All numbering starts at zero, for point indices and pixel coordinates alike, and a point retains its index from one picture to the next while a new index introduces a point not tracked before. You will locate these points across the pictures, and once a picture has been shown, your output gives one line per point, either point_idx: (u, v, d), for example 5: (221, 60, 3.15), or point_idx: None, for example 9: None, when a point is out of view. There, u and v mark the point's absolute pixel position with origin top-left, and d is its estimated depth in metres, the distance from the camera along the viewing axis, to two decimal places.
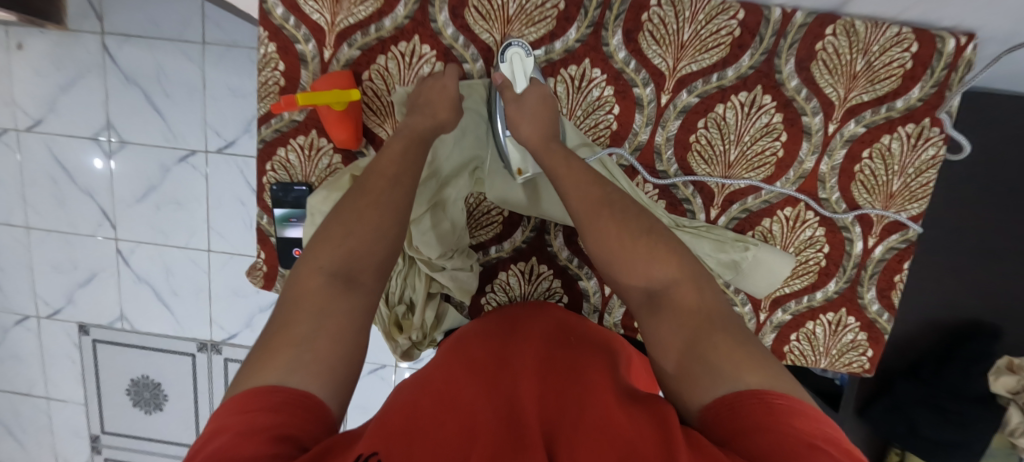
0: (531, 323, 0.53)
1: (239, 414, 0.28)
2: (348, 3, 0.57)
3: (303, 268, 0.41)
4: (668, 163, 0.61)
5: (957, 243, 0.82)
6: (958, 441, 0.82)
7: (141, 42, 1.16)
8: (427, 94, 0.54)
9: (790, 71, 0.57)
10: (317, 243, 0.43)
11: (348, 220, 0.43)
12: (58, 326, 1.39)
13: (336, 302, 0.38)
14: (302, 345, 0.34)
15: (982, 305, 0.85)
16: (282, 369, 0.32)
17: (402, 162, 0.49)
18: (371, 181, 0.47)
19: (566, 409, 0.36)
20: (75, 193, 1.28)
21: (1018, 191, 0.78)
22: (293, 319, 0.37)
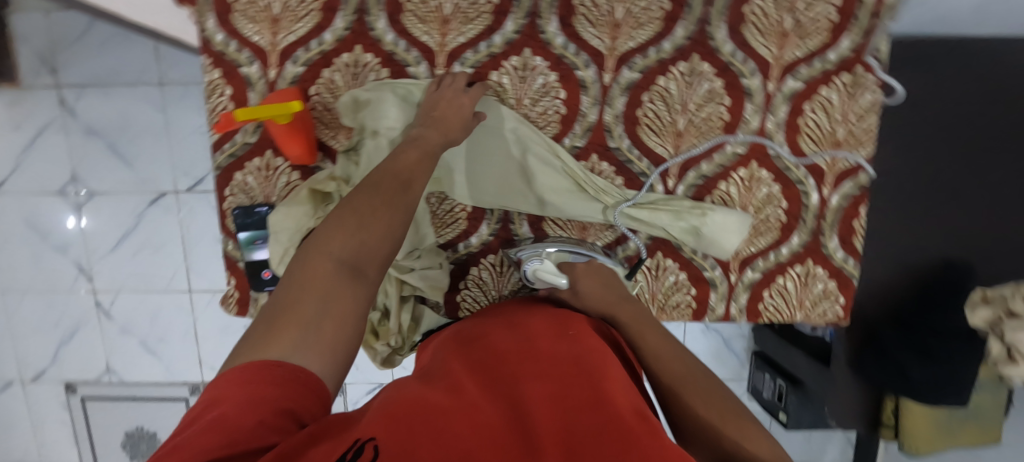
0: (531, 318, 0.52)
1: (240, 386, 0.28)
2: (288, 22, 0.59)
3: (311, 249, 0.39)
4: (620, 139, 0.62)
5: (920, 186, 0.83)
6: (947, 378, 0.84)
7: (97, 91, 1.15)
8: (442, 108, 0.54)
9: (723, 37, 0.59)
10: (327, 227, 0.41)
11: (360, 213, 0.41)
12: (46, 388, 1.35)
13: (347, 291, 0.37)
14: (308, 327, 0.34)
15: (957, 244, 0.85)
16: (287, 347, 0.32)
17: (415, 169, 0.48)
18: (382, 180, 0.45)
19: (574, 396, 0.36)
20: (48, 250, 1.25)
21: (966, 128, 0.81)
22: (299, 299, 0.36)
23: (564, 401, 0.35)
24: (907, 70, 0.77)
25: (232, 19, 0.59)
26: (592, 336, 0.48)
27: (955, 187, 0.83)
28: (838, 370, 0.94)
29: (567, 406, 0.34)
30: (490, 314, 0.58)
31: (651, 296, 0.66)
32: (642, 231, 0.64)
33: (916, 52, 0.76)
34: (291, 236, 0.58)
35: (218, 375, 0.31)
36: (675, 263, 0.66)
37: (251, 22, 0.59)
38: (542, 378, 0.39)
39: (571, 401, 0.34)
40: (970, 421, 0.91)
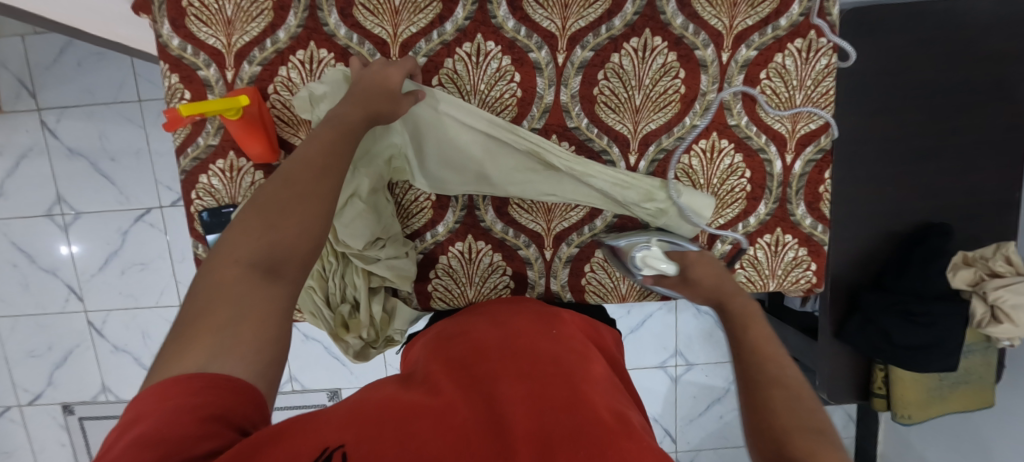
0: (514, 318, 0.53)
1: (160, 401, 0.25)
2: (241, 23, 0.59)
3: (218, 257, 0.35)
4: (578, 119, 0.62)
5: (891, 151, 0.83)
6: (934, 341, 0.80)
7: (77, 112, 1.16)
8: (368, 82, 0.51)
9: (673, 10, 0.59)
10: (232, 232, 0.36)
11: (268, 212, 0.37)
12: (43, 412, 1.34)
13: (261, 291, 0.33)
14: (224, 331, 0.30)
15: (929, 207, 0.86)
16: (204, 354, 0.28)
17: (332, 155, 0.43)
18: (296, 171, 0.40)
19: (550, 400, 0.35)
20: (38, 273, 1.25)
21: (932, 90, 0.81)
22: (208, 306, 0.31)
23: (542, 399, 0.35)
24: (867, 37, 0.78)
25: (186, 23, 0.59)
26: (572, 337, 0.50)
27: (925, 151, 0.83)
28: (825, 340, 0.94)
29: (547, 404, 0.34)
30: (472, 313, 0.59)
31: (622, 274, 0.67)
32: (609, 209, 0.64)
33: (875, 17, 0.76)
34: None
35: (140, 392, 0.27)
36: None
37: (205, 25, 0.59)
38: (520, 376, 0.39)
39: (552, 399, 0.35)
40: (961, 386, 0.90)
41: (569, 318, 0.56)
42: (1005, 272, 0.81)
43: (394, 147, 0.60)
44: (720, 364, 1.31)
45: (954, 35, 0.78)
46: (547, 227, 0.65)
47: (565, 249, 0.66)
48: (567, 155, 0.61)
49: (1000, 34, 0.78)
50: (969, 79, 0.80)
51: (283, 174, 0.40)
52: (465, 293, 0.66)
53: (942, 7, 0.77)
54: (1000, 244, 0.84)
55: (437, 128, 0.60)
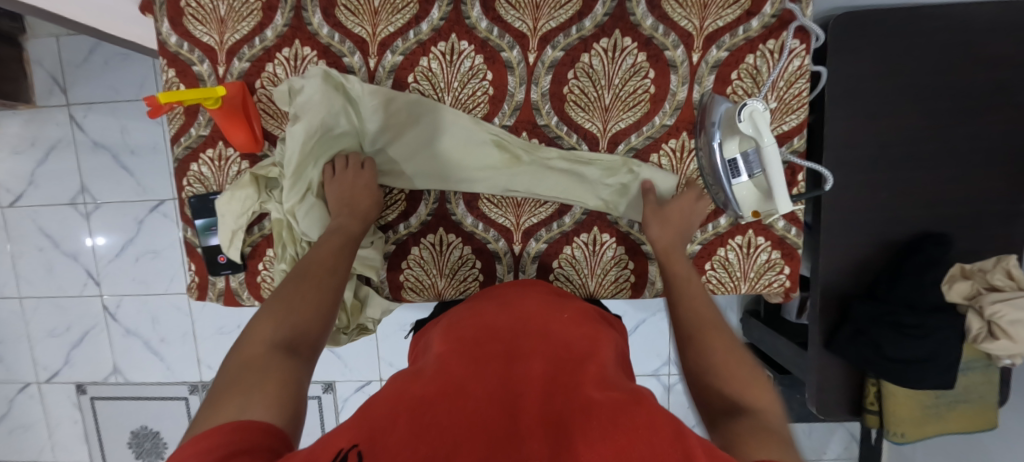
0: (523, 300, 0.53)
1: (196, 443, 0.26)
2: (233, 22, 0.63)
3: (246, 341, 0.40)
4: (548, 117, 0.64)
5: (887, 157, 0.80)
6: (926, 356, 0.77)
7: (103, 108, 1.24)
8: (347, 190, 0.60)
9: (643, 12, 0.60)
10: (257, 321, 0.42)
11: (289, 303, 0.45)
12: (58, 389, 1.41)
13: (284, 363, 0.37)
14: (251, 390, 0.32)
15: (929, 217, 0.82)
16: (239, 404, 0.30)
17: (339, 254, 0.54)
18: (310, 269, 0.50)
19: (565, 388, 0.34)
20: (60, 258, 1.33)
21: (930, 95, 0.78)
22: (238, 377, 0.34)
23: (554, 385, 0.35)
24: (860, 39, 0.76)
25: (183, 22, 0.64)
26: (581, 323, 0.49)
27: (922, 158, 0.80)
28: (814, 351, 0.90)
29: (559, 389, 0.34)
30: (483, 296, 0.58)
31: (590, 271, 0.67)
32: (576, 204, 0.65)
33: (865, 21, 0.75)
34: (237, 219, 0.64)
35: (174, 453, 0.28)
36: (612, 238, 0.67)
37: (201, 24, 0.64)
38: (534, 359, 0.39)
39: (563, 386, 0.35)
40: (959, 406, 0.85)
41: (576, 305, 0.55)
42: (1006, 286, 0.77)
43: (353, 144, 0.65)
44: None
45: (952, 39, 0.76)
46: (516, 222, 0.67)
47: (533, 245, 0.67)
48: (525, 147, 0.64)
49: (1002, 38, 0.75)
50: (970, 84, 0.77)
51: (299, 275, 0.49)
52: (436, 284, 0.68)
53: (936, 11, 0.75)
54: (1000, 257, 0.80)
55: (403, 127, 0.64)
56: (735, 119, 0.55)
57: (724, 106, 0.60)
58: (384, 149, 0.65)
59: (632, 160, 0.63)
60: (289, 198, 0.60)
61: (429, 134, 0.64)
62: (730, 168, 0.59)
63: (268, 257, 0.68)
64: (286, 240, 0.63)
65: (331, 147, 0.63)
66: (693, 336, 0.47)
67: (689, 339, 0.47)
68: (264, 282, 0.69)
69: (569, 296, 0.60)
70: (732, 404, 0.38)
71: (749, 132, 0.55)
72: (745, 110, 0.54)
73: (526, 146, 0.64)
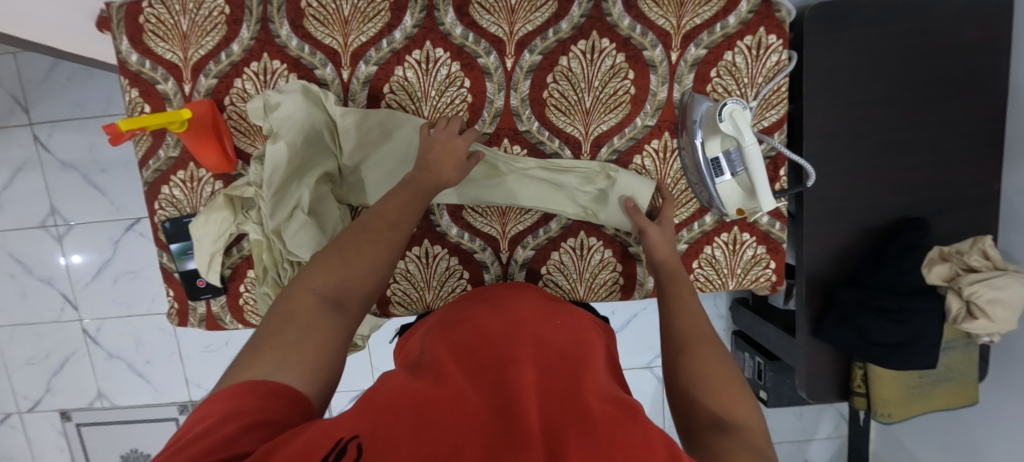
0: (518, 303, 0.53)
1: (224, 403, 0.28)
2: (196, 37, 0.61)
3: (297, 287, 0.42)
4: (529, 122, 0.63)
5: (865, 145, 0.81)
6: (908, 338, 0.79)
7: (68, 126, 1.19)
8: (438, 150, 0.57)
9: (620, 12, 0.59)
10: (310, 267, 0.44)
11: (346, 252, 0.46)
12: (41, 418, 1.36)
13: (328, 321, 0.40)
14: (289, 349, 0.35)
15: (909, 201, 0.84)
16: (270, 367, 0.33)
17: (404, 212, 0.52)
18: (373, 221, 0.49)
19: (560, 394, 0.34)
20: (33, 283, 1.28)
21: (905, 82, 0.79)
22: (282, 327, 0.38)
23: (550, 391, 0.35)
24: (835, 30, 0.76)
25: (144, 39, 0.61)
26: (577, 326, 0.50)
27: (900, 143, 0.81)
28: (803, 338, 0.91)
29: (555, 396, 0.34)
30: (474, 300, 0.57)
31: (578, 275, 0.67)
32: (559, 212, 0.64)
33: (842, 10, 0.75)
34: (214, 242, 0.62)
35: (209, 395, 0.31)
36: (599, 241, 0.66)
37: (162, 40, 0.61)
38: (532, 364, 0.38)
39: (560, 392, 0.34)
40: (942, 384, 0.88)
41: (571, 310, 0.56)
42: (982, 266, 0.79)
43: (333, 163, 0.62)
44: None
45: (925, 26, 0.76)
46: (502, 231, 0.66)
47: (521, 252, 0.67)
48: (506, 157, 0.62)
49: (973, 23, 0.76)
50: (942, 70, 0.78)
51: (359, 224, 0.49)
52: (424, 297, 0.67)
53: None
54: (976, 239, 0.82)
55: (374, 146, 0.62)
56: (717, 119, 0.55)
57: (705, 105, 0.59)
58: (359, 166, 0.63)
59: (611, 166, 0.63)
60: (276, 216, 0.58)
61: (402, 150, 0.62)
62: (713, 167, 0.59)
63: (250, 278, 0.66)
64: (268, 261, 0.61)
65: (309, 167, 0.61)
66: (686, 346, 0.47)
67: (682, 349, 0.47)
68: (247, 305, 0.67)
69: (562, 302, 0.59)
70: (721, 417, 0.37)
71: (730, 133, 0.54)
72: (725, 110, 0.54)
73: (504, 158, 0.63)
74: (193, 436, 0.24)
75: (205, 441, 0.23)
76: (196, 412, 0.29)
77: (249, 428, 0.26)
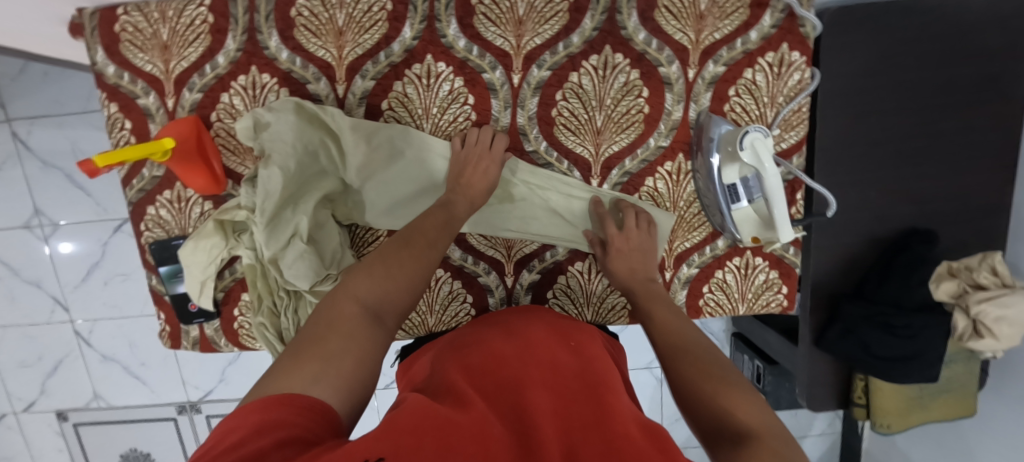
0: (529, 324, 0.51)
1: (257, 415, 0.26)
2: (177, 48, 0.56)
3: (341, 294, 0.42)
4: (536, 142, 0.60)
5: (890, 154, 0.76)
6: (914, 352, 0.77)
7: (49, 122, 1.09)
8: (470, 171, 0.54)
9: (635, 25, 0.55)
10: (355, 273, 0.44)
11: (389, 263, 0.44)
12: (36, 419, 1.32)
13: (366, 334, 0.38)
14: (329, 361, 0.34)
15: (933, 214, 0.79)
16: (307, 379, 0.31)
17: (446, 226, 0.50)
18: (415, 233, 0.48)
19: (584, 423, 0.32)
20: (22, 285, 1.21)
21: (939, 91, 0.73)
22: (325, 336, 0.37)
23: (571, 420, 0.33)
24: (874, 31, 0.68)
25: (121, 49, 0.56)
26: (590, 346, 0.48)
27: (930, 152, 0.76)
28: (804, 348, 0.89)
29: (576, 424, 0.32)
30: (483, 323, 0.55)
31: (586, 300, 0.66)
32: (561, 244, 0.63)
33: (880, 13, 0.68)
34: (205, 268, 0.60)
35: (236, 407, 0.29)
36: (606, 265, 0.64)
37: (141, 51, 0.56)
38: (549, 391, 0.37)
39: (581, 420, 0.33)
40: (942, 395, 0.88)
41: (584, 328, 0.53)
42: (989, 283, 0.77)
43: (333, 183, 0.59)
44: None
45: (967, 29, 0.70)
46: (508, 254, 0.64)
47: (526, 275, 0.65)
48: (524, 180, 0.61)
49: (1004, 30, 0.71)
50: (965, 77, 0.72)
51: (400, 235, 0.48)
52: (427, 321, 0.65)
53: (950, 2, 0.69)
54: (986, 254, 0.79)
55: (379, 168, 0.59)
56: (736, 146, 0.53)
57: (725, 128, 0.56)
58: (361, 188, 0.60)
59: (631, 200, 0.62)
60: (272, 245, 0.55)
61: (411, 173, 0.59)
62: (730, 193, 0.57)
63: (244, 302, 0.63)
64: (263, 289, 0.59)
65: (308, 188, 0.58)
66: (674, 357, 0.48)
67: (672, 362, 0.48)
68: (241, 329, 0.65)
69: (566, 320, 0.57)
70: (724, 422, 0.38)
71: (751, 161, 0.52)
72: (747, 138, 0.52)
73: (521, 179, 0.61)
74: (225, 449, 0.22)
75: (237, 454, 0.22)
76: (222, 425, 0.27)
77: (282, 443, 0.23)
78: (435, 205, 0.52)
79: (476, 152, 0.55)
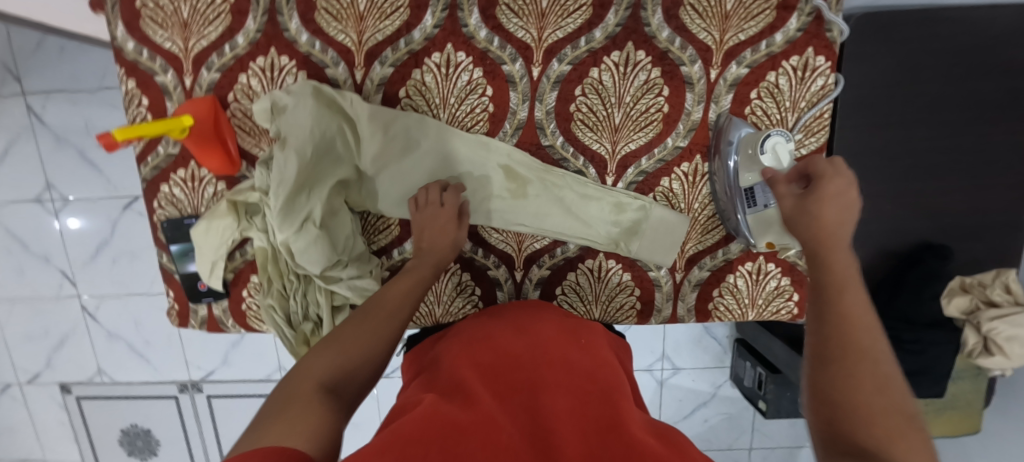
0: (540, 320, 0.51)
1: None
2: (197, 26, 0.56)
3: (295, 374, 0.37)
4: (553, 137, 0.59)
5: (912, 166, 0.74)
6: (916, 366, 0.78)
7: (64, 97, 1.09)
8: (426, 226, 0.56)
9: (659, 22, 0.55)
10: (311, 353, 0.40)
11: (346, 340, 0.42)
12: (40, 391, 1.34)
13: (333, 400, 0.34)
14: (298, 421, 0.30)
15: (955, 229, 0.77)
16: (279, 437, 0.27)
17: (409, 293, 0.51)
18: (375, 306, 0.48)
19: (597, 429, 0.32)
20: (31, 259, 1.22)
21: (966, 103, 0.71)
22: (286, 405, 0.32)
23: (589, 424, 0.33)
24: (900, 41, 0.67)
25: (141, 26, 0.56)
26: (598, 347, 0.48)
27: (953, 165, 0.74)
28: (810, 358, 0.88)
29: (593, 428, 0.33)
30: (493, 316, 0.54)
31: (594, 298, 0.65)
32: (573, 240, 0.62)
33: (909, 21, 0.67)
34: (217, 248, 0.60)
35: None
36: (617, 264, 0.64)
37: (161, 28, 0.56)
38: (562, 391, 0.37)
39: (597, 424, 0.33)
40: (946, 412, 0.87)
41: (591, 326, 0.53)
42: (1002, 301, 0.75)
43: (348, 169, 0.59)
44: (708, 370, 1.21)
45: (1000, 41, 0.68)
46: (518, 248, 0.64)
47: (536, 271, 0.65)
48: (537, 173, 0.60)
49: None
50: (988, 90, 0.70)
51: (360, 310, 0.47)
52: (434, 311, 0.65)
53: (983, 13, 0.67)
54: (1000, 270, 0.78)
55: (395, 156, 0.58)
56: (757, 150, 0.53)
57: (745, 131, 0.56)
58: (375, 176, 0.60)
59: (646, 200, 0.61)
60: (284, 229, 0.55)
61: (426, 162, 0.59)
62: (747, 197, 0.56)
63: (253, 284, 0.64)
64: (273, 272, 0.59)
65: (322, 173, 0.57)
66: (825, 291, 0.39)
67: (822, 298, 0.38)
68: (249, 311, 0.65)
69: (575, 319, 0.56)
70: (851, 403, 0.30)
71: (771, 164, 0.52)
72: (767, 141, 0.52)
73: (537, 174, 0.60)
74: None
75: None
76: None
77: None
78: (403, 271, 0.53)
79: (433, 207, 0.56)
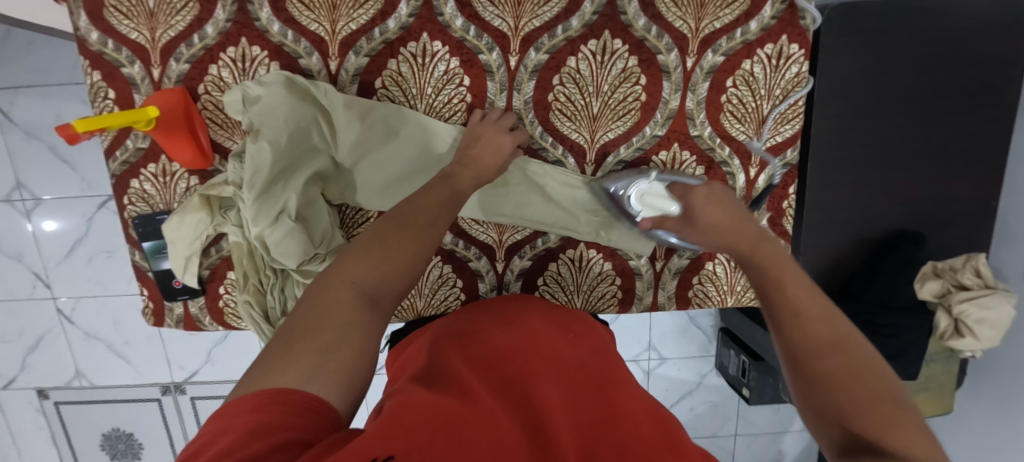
0: (528, 315, 0.51)
1: (250, 416, 0.26)
2: (164, 16, 0.54)
3: (332, 278, 0.38)
4: (531, 126, 0.59)
5: (887, 154, 0.75)
6: (891, 351, 0.79)
7: (31, 92, 1.05)
8: (482, 147, 0.53)
9: (635, 11, 0.54)
10: (349, 255, 0.40)
11: (381, 247, 0.41)
12: (16, 396, 1.30)
13: (362, 319, 0.36)
14: (326, 353, 0.32)
15: (927, 215, 0.79)
16: (306, 373, 0.30)
17: (444, 206, 0.46)
18: (411, 211, 0.44)
19: (595, 421, 0.33)
20: (2, 260, 1.18)
21: (938, 91, 0.72)
22: (319, 324, 0.34)
23: (582, 414, 0.34)
24: (875, 30, 0.68)
25: (105, 15, 0.54)
26: (588, 338, 0.49)
27: (925, 153, 0.76)
28: None
29: (586, 419, 0.33)
30: (479, 309, 0.55)
31: (576, 288, 0.66)
32: (553, 231, 0.63)
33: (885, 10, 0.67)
34: (190, 244, 0.58)
35: (224, 405, 0.29)
36: (597, 253, 0.64)
37: (127, 18, 0.54)
38: (555, 385, 0.37)
39: (590, 414, 0.34)
40: (921, 394, 0.90)
41: (580, 318, 0.54)
42: (973, 285, 0.77)
43: (325, 161, 0.58)
44: (693, 359, 1.23)
45: (971, 29, 0.69)
46: (499, 239, 0.64)
47: (517, 262, 0.65)
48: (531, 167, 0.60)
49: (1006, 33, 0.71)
50: (959, 79, 0.72)
51: (395, 214, 0.44)
52: (415, 305, 0.65)
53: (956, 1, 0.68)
54: (970, 255, 0.80)
55: (372, 147, 0.57)
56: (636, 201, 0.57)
57: (617, 188, 0.59)
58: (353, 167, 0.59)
59: None
60: (259, 221, 0.54)
61: (405, 153, 0.58)
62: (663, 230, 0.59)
63: (230, 280, 0.63)
64: (248, 267, 0.58)
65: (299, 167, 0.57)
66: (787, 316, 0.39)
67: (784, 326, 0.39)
68: (227, 307, 0.64)
69: (558, 309, 0.56)
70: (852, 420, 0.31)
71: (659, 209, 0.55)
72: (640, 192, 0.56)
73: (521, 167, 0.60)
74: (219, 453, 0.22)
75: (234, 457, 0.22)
76: (211, 425, 0.27)
77: (278, 446, 0.23)
78: (436, 181, 0.49)
79: (490, 129, 0.55)
